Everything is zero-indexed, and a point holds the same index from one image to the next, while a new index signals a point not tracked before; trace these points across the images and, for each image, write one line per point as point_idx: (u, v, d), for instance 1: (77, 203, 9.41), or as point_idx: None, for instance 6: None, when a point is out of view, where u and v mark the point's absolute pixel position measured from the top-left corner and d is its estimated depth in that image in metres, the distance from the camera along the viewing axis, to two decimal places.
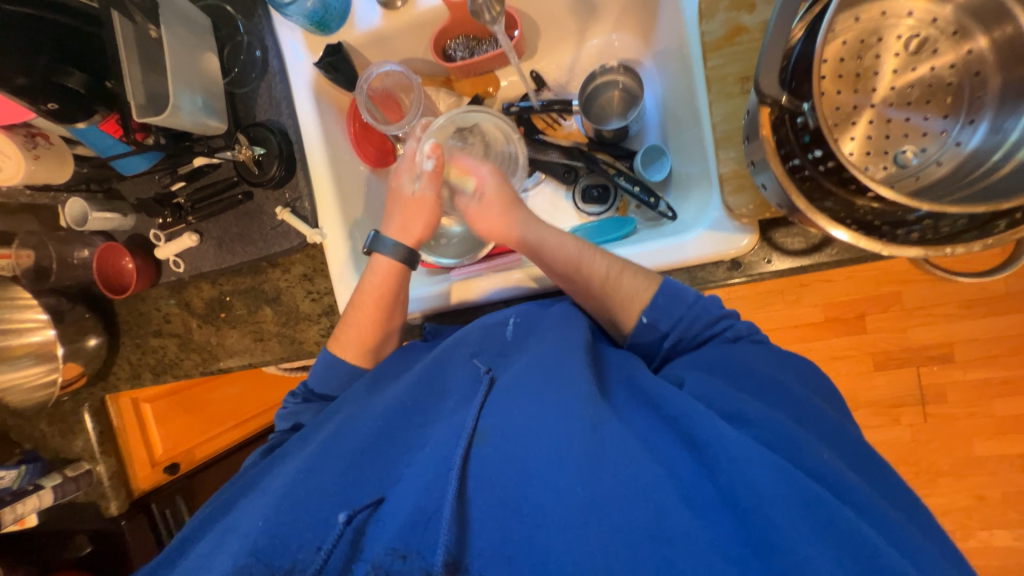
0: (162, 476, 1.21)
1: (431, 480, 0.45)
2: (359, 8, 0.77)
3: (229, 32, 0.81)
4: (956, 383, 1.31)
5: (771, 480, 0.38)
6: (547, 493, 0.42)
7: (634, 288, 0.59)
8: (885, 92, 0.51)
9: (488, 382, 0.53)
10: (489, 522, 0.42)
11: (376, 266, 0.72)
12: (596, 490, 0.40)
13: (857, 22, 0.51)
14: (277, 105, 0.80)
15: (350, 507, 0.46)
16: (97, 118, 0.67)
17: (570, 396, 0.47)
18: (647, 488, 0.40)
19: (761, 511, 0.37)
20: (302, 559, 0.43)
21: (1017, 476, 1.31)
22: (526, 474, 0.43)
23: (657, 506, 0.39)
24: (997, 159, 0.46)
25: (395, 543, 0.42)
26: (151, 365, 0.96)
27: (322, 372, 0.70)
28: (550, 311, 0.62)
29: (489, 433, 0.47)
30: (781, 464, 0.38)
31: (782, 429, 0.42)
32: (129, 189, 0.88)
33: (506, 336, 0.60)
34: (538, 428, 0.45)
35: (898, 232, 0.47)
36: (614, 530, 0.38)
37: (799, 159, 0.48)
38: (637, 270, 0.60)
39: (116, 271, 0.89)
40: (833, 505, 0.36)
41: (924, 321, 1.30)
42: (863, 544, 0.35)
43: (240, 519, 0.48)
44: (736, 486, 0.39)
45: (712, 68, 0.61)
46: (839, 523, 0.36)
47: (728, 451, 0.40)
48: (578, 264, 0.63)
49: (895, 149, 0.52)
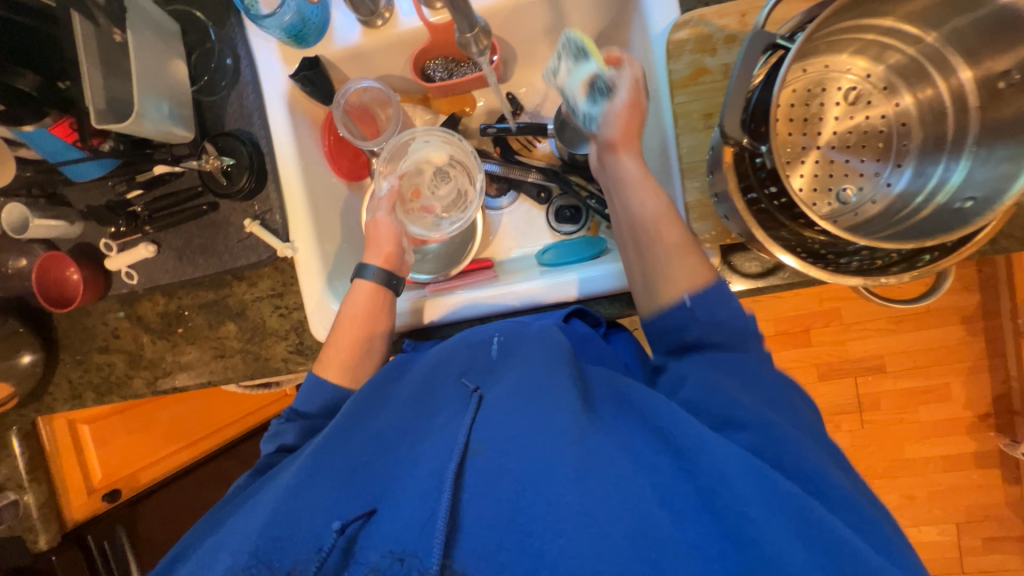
0: (99, 504, 1.12)
1: (426, 492, 0.45)
2: (337, 24, 0.76)
3: (198, 38, 0.78)
4: (888, 392, 1.44)
5: (751, 483, 0.41)
6: (538, 496, 0.43)
7: (688, 271, 0.59)
8: (829, 136, 0.57)
9: (477, 401, 0.53)
10: (482, 526, 0.43)
11: (358, 291, 0.73)
12: (588, 495, 0.42)
13: (805, 73, 0.56)
14: (248, 115, 0.78)
15: (342, 515, 0.46)
16: (48, 120, 0.62)
17: (563, 404, 0.49)
18: (634, 491, 0.42)
19: (737, 507, 0.40)
20: (297, 564, 0.44)
21: (941, 476, 1.45)
22: (518, 481, 0.44)
23: (637, 505, 0.41)
24: (920, 201, 0.54)
25: (390, 544, 0.44)
26: (94, 384, 0.89)
27: (309, 389, 0.68)
28: (532, 327, 0.61)
29: (482, 444, 0.47)
30: (761, 466, 0.42)
31: (766, 424, 0.47)
32: (77, 196, 0.82)
33: (491, 355, 0.60)
34: (531, 435, 0.46)
35: (841, 260, 0.52)
36: (603, 532, 0.40)
37: (756, 193, 0.52)
38: (691, 253, 0.60)
39: (59, 282, 0.82)
40: (802, 497, 0.40)
41: (861, 334, 1.43)
42: (823, 531, 0.39)
43: (222, 537, 0.47)
44: (715, 487, 0.42)
45: (679, 103, 0.66)
46: (814, 521, 0.39)
47: (715, 457, 0.43)
48: (647, 251, 0.61)
49: (838, 187, 0.57)
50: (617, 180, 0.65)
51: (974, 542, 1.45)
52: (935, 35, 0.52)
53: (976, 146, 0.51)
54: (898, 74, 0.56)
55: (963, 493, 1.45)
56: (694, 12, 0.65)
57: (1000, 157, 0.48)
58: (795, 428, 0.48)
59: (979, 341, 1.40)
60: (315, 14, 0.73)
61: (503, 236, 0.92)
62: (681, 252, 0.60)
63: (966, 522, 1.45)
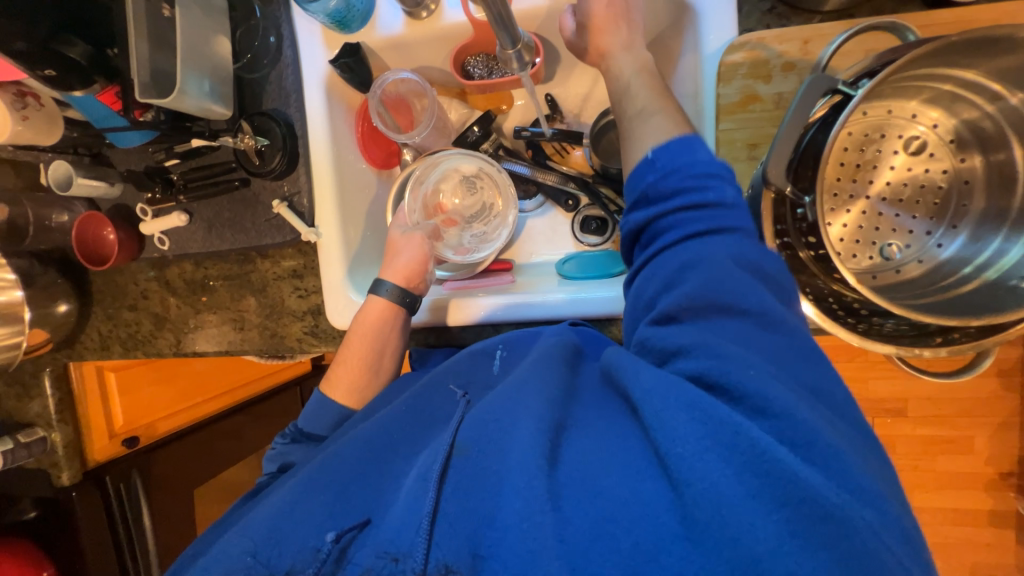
0: (119, 449, 1.16)
1: (412, 488, 0.45)
2: (382, 12, 0.75)
3: (244, 14, 0.78)
4: (905, 436, 1.39)
5: (731, 476, 0.36)
6: (506, 486, 0.41)
7: (656, 129, 0.55)
8: (881, 186, 0.54)
9: (465, 407, 0.54)
10: (458, 522, 0.42)
11: (373, 305, 0.72)
12: (559, 493, 0.39)
13: (865, 116, 0.53)
14: (286, 97, 0.79)
15: (338, 527, 0.46)
16: (95, 87, 0.65)
17: (538, 396, 0.46)
18: (607, 480, 0.39)
19: (697, 480, 0.36)
20: (295, 563, 0.45)
21: (948, 528, 1.40)
22: (490, 479, 0.42)
23: (609, 492, 0.38)
24: (967, 272, 0.51)
25: (388, 548, 0.43)
26: (122, 339, 0.94)
27: (315, 410, 0.70)
28: (538, 338, 0.61)
29: (464, 445, 0.46)
30: (735, 445, 0.36)
31: (726, 379, 0.41)
32: (119, 158, 0.84)
33: (492, 369, 0.60)
34: (504, 430, 0.44)
35: (875, 320, 0.50)
36: (575, 530, 0.37)
37: (791, 239, 0.51)
38: (674, 123, 0.55)
39: (96, 239, 0.85)
40: (771, 460, 0.36)
41: (886, 374, 1.37)
42: (795, 496, 0.35)
43: (229, 539, 0.50)
44: (677, 464, 0.37)
45: (723, 130, 0.63)
46: (804, 508, 0.34)
47: (686, 440, 0.37)
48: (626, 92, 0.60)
49: (882, 242, 0.54)
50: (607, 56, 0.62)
51: None
52: (1021, 96, 0.46)
53: None
54: (968, 129, 0.52)
55: (970, 548, 1.40)
56: (753, 34, 0.61)
57: None
58: (788, 382, 0.40)
59: (1013, 396, 1.32)
60: (360, 1, 0.72)
61: (526, 240, 0.91)
62: (660, 113, 0.57)
63: None
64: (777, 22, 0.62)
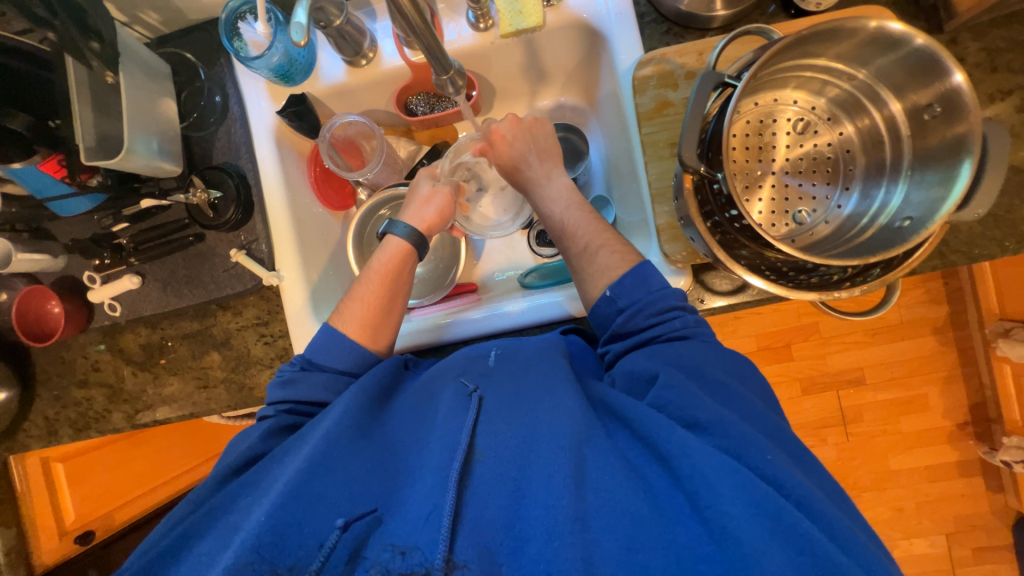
0: (71, 547, 1.10)
1: (432, 491, 0.46)
2: (323, 63, 0.80)
3: (188, 77, 0.82)
4: (870, 403, 1.47)
5: (729, 482, 0.42)
6: (530, 505, 0.45)
7: (609, 264, 0.66)
8: (782, 163, 0.62)
9: (477, 401, 0.54)
10: (482, 530, 0.44)
11: (389, 247, 0.74)
12: (581, 502, 0.44)
13: (756, 106, 0.61)
14: (236, 149, 0.81)
15: (347, 513, 0.46)
16: (36, 157, 0.63)
17: (562, 415, 0.51)
18: (628, 502, 0.44)
19: (717, 507, 0.42)
20: (302, 556, 0.43)
21: (928, 487, 1.46)
22: (514, 492, 0.47)
23: (633, 515, 0.43)
24: (866, 222, 0.58)
25: (396, 540, 0.44)
26: (71, 420, 0.87)
27: (322, 345, 0.67)
28: (527, 342, 0.66)
29: (485, 451, 0.49)
30: (737, 467, 0.43)
31: (736, 430, 0.47)
32: (62, 230, 0.83)
33: (488, 364, 0.63)
34: (531, 451, 0.49)
35: (801, 276, 0.56)
36: (594, 538, 0.43)
37: (718, 217, 0.56)
38: (621, 252, 0.66)
39: (40, 314, 0.82)
40: (779, 500, 0.41)
41: (840, 347, 1.47)
42: (802, 537, 0.39)
43: (226, 527, 0.47)
44: (699, 492, 0.43)
45: (646, 134, 0.70)
46: (787, 520, 0.40)
47: (692, 460, 0.45)
48: (567, 232, 0.72)
49: (794, 209, 0.62)
50: (540, 201, 0.76)
51: (965, 552, 1.46)
52: (865, 72, 0.57)
53: (911, 171, 0.56)
54: (838, 106, 0.62)
55: (952, 503, 1.46)
56: (656, 51, 0.70)
57: (931, 181, 0.53)
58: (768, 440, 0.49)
59: (951, 350, 1.45)
60: (302, 55, 0.77)
61: (487, 259, 0.96)
62: (609, 247, 0.67)
63: (955, 533, 1.46)
64: (674, 40, 0.73)
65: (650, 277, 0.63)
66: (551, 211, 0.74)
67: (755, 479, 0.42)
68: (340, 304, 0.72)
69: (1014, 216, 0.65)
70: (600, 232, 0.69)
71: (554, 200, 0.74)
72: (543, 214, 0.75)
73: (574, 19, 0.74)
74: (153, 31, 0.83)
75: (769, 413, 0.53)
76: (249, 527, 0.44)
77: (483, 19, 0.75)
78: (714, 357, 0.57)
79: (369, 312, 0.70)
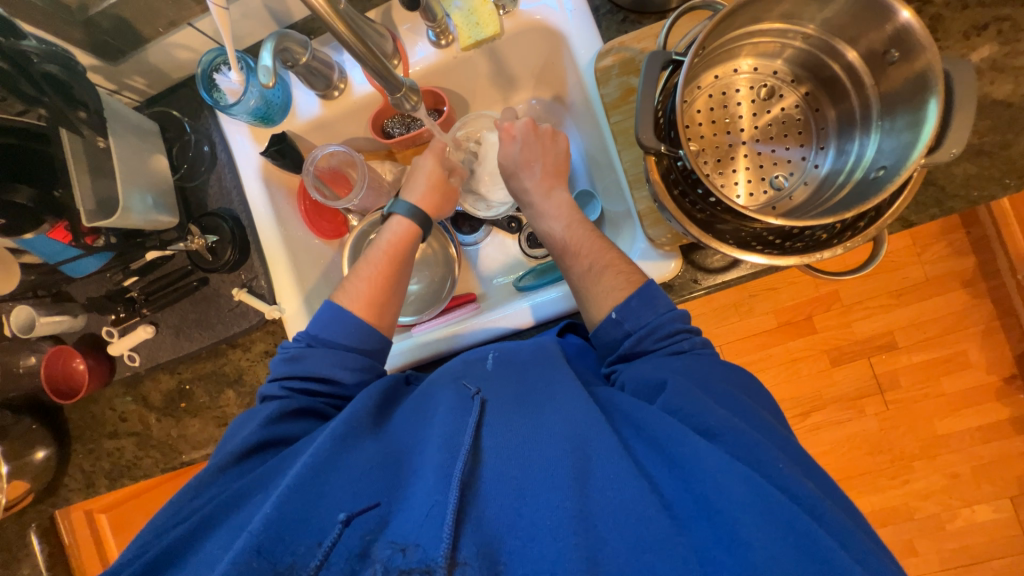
0: None
1: (435, 487, 0.44)
2: (299, 100, 0.84)
3: (176, 132, 0.86)
4: (905, 367, 1.41)
5: (741, 487, 0.41)
6: (536, 504, 0.43)
7: (611, 285, 0.64)
8: (751, 131, 0.62)
9: (479, 403, 0.52)
10: (489, 529, 0.43)
11: (396, 225, 0.76)
12: (585, 501, 0.42)
13: (715, 80, 0.61)
14: (228, 194, 0.85)
15: (348, 509, 0.45)
16: (45, 226, 0.68)
17: (565, 417, 0.49)
18: (634, 501, 0.42)
19: (728, 513, 0.40)
20: (302, 553, 0.42)
21: (981, 449, 1.38)
22: (519, 490, 0.44)
23: (641, 515, 0.41)
24: (843, 177, 0.58)
25: (396, 537, 0.42)
26: (106, 471, 0.90)
27: (326, 321, 0.67)
28: (524, 344, 0.64)
29: (486, 454, 0.47)
30: (749, 473, 0.41)
31: (745, 437, 0.45)
32: (80, 291, 0.88)
33: (486, 367, 0.60)
34: (534, 448, 0.46)
35: (785, 242, 0.56)
36: (599, 537, 0.41)
37: (691, 194, 0.56)
38: (621, 272, 0.65)
39: (67, 373, 0.86)
40: (794, 509, 0.40)
41: (864, 313, 1.42)
42: (819, 545, 0.38)
43: (223, 544, 0.45)
44: (710, 495, 0.42)
45: (615, 123, 0.71)
46: (800, 528, 0.39)
47: (702, 464, 0.43)
48: (570, 249, 0.71)
49: (770, 176, 0.61)
50: (540, 214, 0.76)
51: None
52: (813, 27, 0.56)
53: (880, 120, 0.55)
54: (797, 65, 0.61)
55: (1010, 464, 1.37)
56: (614, 40, 0.71)
57: (901, 126, 0.52)
58: (776, 444, 0.48)
59: (985, 302, 1.37)
60: (278, 96, 0.81)
61: (482, 267, 0.96)
62: (606, 265, 0.67)
63: (1021, 495, 1.36)
64: (632, 28, 0.73)
65: (658, 299, 0.61)
66: (552, 226, 0.74)
67: (768, 486, 0.41)
68: (344, 282, 0.73)
69: (1010, 152, 0.62)
70: (603, 253, 0.68)
71: (558, 218, 0.74)
72: (545, 233, 0.75)
73: (531, 23, 0.76)
74: (141, 95, 0.88)
75: (769, 418, 0.52)
76: (251, 525, 0.43)
77: (443, 36, 0.77)
78: (711, 360, 0.56)
79: (376, 290, 0.71)
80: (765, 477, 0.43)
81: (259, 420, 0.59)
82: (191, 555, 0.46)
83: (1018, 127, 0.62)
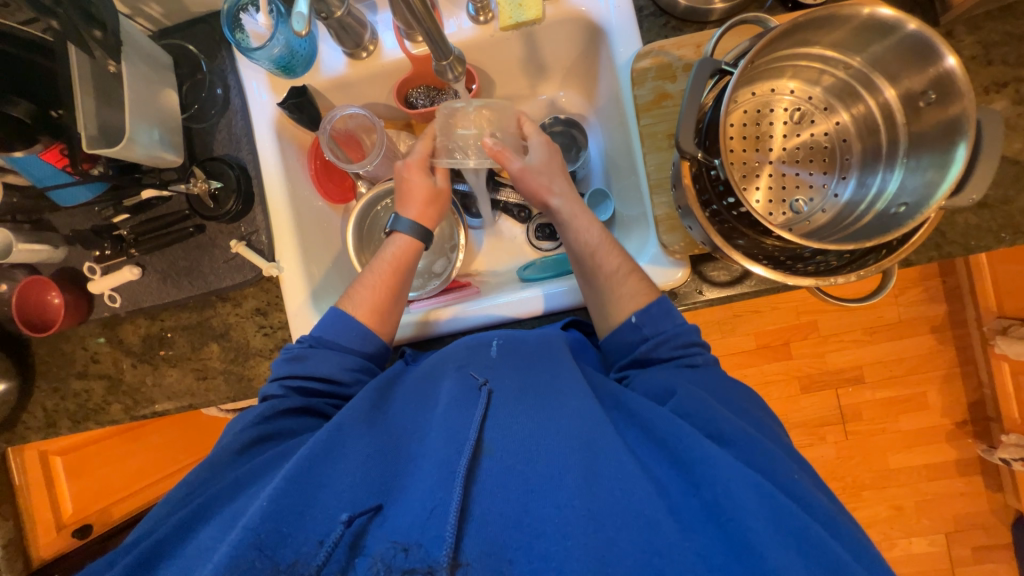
0: (67, 542, 1.10)
1: (437, 484, 0.44)
2: (325, 56, 0.81)
3: (189, 68, 0.82)
4: (868, 402, 1.47)
5: (753, 495, 0.41)
6: (546, 503, 0.43)
7: (638, 285, 0.64)
8: (779, 152, 0.63)
9: (486, 395, 0.52)
10: (492, 525, 0.42)
11: (397, 244, 0.74)
12: (593, 500, 0.42)
13: (753, 96, 0.62)
14: (237, 141, 0.82)
15: (351, 508, 0.44)
16: (38, 147, 0.64)
17: (570, 415, 0.49)
18: (639, 500, 0.42)
19: (740, 519, 0.40)
20: (305, 553, 0.41)
21: (926, 485, 1.46)
22: (527, 487, 0.44)
23: (647, 518, 0.41)
24: (863, 208, 0.60)
25: (397, 535, 0.42)
26: (70, 412, 0.86)
27: (330, 323, 0.66)
28: (530, 335, 0.64)
29: (492, 446, 0.47)
30: (759, 480, 0.42)
31: (755, 445, 0.47)
32: (62, 221, 0.83)
33: (490, 355, 0.60)
34: (539, 445, 0.47)
35: (797, 266, 0.57)
36: (609, 538, 0.40)
37: (716, 205, 0.57)
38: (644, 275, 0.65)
39: (39, 306, 0.81)
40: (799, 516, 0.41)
41: (838, 346, 1.47)
42: (826, 553, 0.39)
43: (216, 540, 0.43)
44: (720, 500, 0.42)
45: (644, 126, 0.71)
46: (811, 538, 0.39)
47: (713, 469, 0.43)
48: (597, 253, 0.67)
49: (791, 199, 0.63)
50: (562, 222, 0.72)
51: (964, 552, 1.45)
52: (859, 59, 0.58)
53: (907, 156, 0.57)
54: (832, 95, 0.63)
55: (951, 502, 1.45)
56: (655, 43, 0.71)
57: (926, 165, 0.54)
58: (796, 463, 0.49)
59: (949, 349, 1.45)
60: (303, 47, 0.78)
61: (486, 253, 0.96)
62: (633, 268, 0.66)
63: (955, 532, 1.45)
64: (673, 33, 0.73)
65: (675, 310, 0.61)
66: (581, 237, 0.70)
67: (777, 493, 0.42)
68: (349, 288, 0.71)
69: (1009, 208, 0.65)
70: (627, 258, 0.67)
71: (584, 226, 0.70)
72: (571, 234, 0.71)
73: (574, 14, 0.75)
74: (155, 23, 0.84)
75: (779, 430, 0.55)
76: (246, 519, 0.41)
77: (483, 12, 0.76)
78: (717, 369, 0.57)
79: (379, 298, 0.69)
80: (776, 484, 0.44)
81: (251, 418, 0.58)
82: (182, 550, 0.45)
83: (1020, 184, 0.65)
